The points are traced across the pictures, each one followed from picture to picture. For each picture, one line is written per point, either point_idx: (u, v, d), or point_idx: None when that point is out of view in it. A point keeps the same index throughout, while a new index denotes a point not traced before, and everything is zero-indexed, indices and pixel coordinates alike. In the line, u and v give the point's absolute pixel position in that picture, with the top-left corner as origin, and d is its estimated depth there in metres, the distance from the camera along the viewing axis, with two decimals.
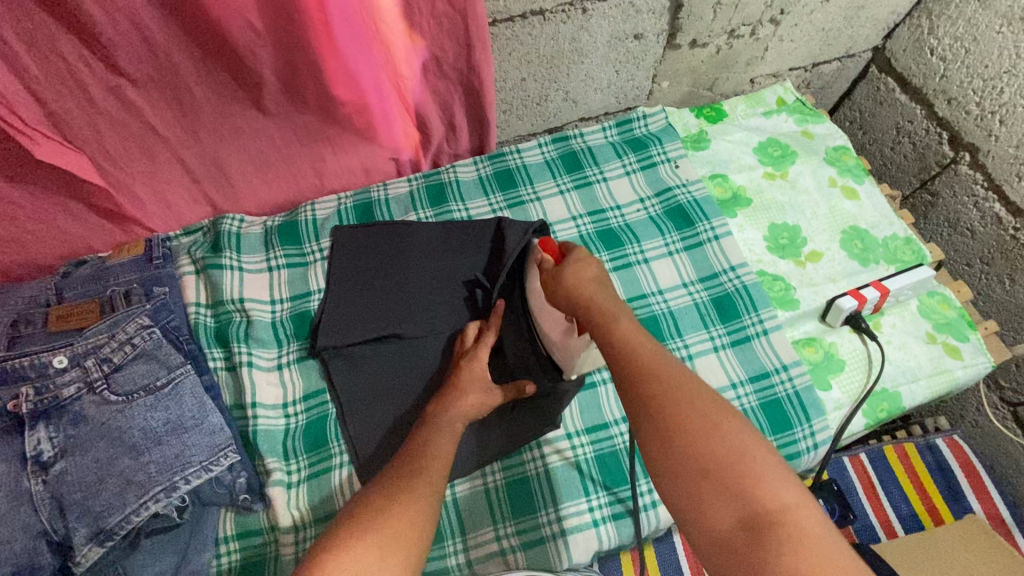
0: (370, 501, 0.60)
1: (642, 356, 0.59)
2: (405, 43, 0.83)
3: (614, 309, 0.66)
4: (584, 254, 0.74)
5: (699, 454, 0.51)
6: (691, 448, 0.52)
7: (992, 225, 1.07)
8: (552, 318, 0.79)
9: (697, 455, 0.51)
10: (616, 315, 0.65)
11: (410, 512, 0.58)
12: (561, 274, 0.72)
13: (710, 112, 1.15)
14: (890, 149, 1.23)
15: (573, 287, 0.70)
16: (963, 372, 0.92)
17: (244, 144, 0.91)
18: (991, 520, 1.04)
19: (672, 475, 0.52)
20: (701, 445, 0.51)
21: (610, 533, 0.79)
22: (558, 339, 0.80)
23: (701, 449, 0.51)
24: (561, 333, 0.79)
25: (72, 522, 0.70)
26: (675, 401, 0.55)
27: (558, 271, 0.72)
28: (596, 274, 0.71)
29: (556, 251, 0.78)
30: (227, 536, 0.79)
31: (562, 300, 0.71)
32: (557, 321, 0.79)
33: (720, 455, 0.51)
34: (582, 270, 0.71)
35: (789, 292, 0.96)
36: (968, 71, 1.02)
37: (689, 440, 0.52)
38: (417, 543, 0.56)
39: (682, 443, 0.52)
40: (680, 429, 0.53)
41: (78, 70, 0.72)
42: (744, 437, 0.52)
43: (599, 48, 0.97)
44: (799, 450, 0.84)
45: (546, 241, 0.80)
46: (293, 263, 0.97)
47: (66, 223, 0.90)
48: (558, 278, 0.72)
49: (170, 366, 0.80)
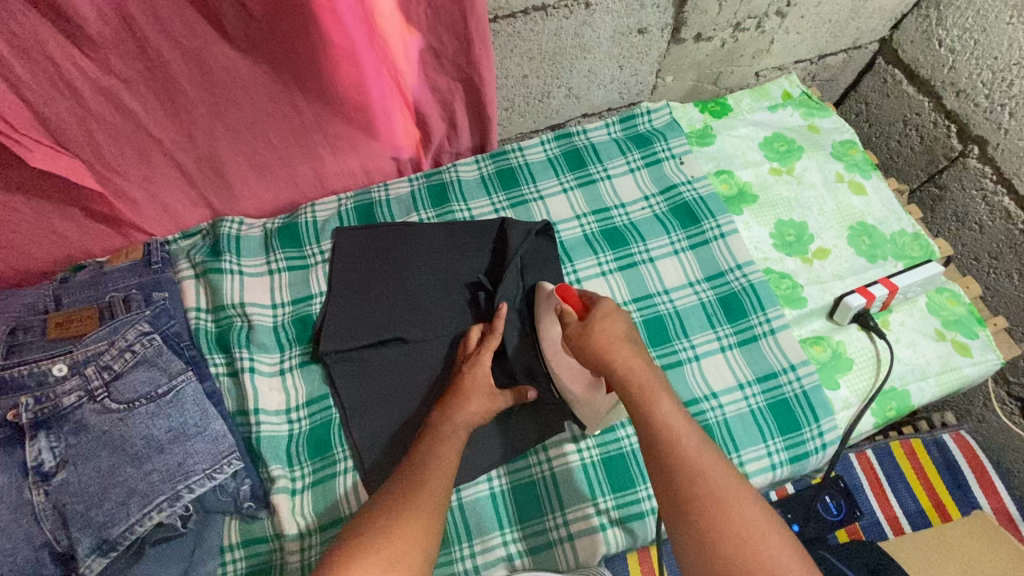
0: (376, 511, 0.59)
1: (685, 452, 0.60)
2: (401, 35, 0.80)
3: (654, 387, 0.66)
4: (610, 309, 0.73)
5: (739, 563, 0.53)
6: (730, 556, 0.53)
7: (1000, 220, 1.05)
8: (571, 368, 0.78)
9: (734, 562, 0.53)
10: (657, 397, 0.65)
11: (418, 525, 0.58)
12: (589, 332, 0.70)
13: (715, 106, 1.13)
14: (897, 141, 1.21)
15: (605, 349, 0.69)
16: (972, 369, 0.91)
17: (242, 145, 0.89)
18: (997, 515, 1.04)
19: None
20: (739, 554, 0.53)
21: (617, 537, 0.78)
22: (581, 393, 0.78)
23: (740, 557, 0.53)
24: (583, 386, 0.77)
25: (75, 533, 0.70)
26: (716, 501, 0.56)
27: (586, 329, 0.71)
28: (625, 331, 0.71)
29: (579, 302, 0.76)
30: (233, 544, 0.78)
31: (590, 361, 0.70)
32: (579, 373, 0.77)
33: (755, 566, 0.53)
34: (613, 327, 0.70)
35: (796, 290, 0.95)
36: (977, 63, 1.01)
37: (727, 547, 0.54)
38: (422, 553, 0.56)
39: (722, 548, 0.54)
40: (720, 534, 0.54)
41: (69, 72, 0.70)
42: (777, 544, 0.54)
43: (603, 43, 0.95)
44: (808, 451, 0.83)
45: (567, 289, 0.78)
46: (294, 266, 0.95)
47: (63, 227, 0.89)
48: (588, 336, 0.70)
49: (171, 373, 0.79)
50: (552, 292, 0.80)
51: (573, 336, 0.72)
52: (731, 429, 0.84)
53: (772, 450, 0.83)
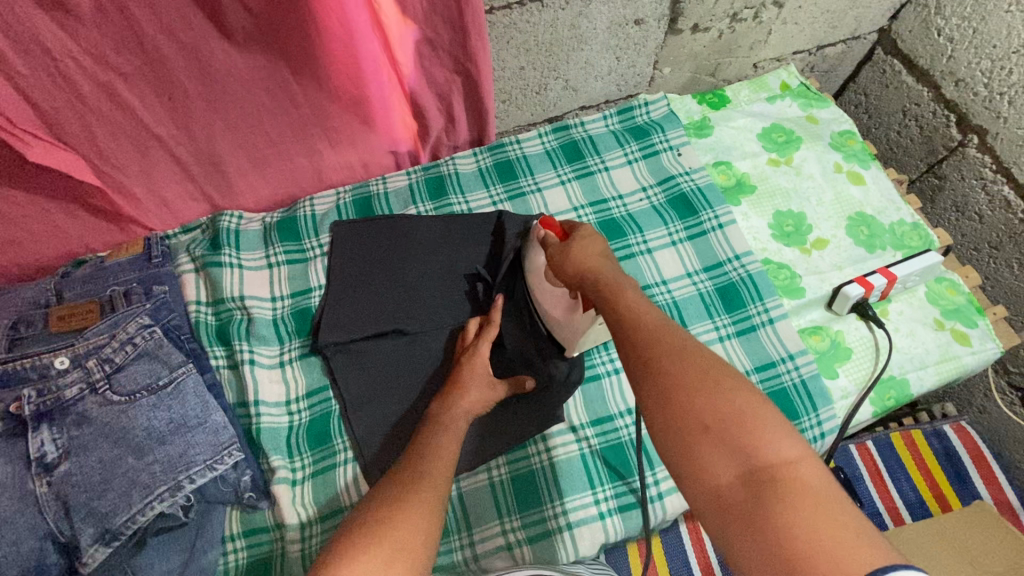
0: (372, 510, 0.58)
1: (644, 324, 0.55)
2: (398, 27, 0.80)
3: (622, 283, 0.62)
4: (590, 232, 0.71)
5: (697, 413, 0.47)
6: (689, 409, 0.48)
7: (1000, 209, 1.05)
8: (554, 296, 0.76)
9: (695, 412, 0.48)
10: (621, 287, 0.61)
11: (419, 521, 0.57)
12: (568, 250, 0.70)
13: (713, 97, 1.13)
14: (896, 133, 1.21)
15: (581, 264, 0.68)
16: (971, 358, 0.91)
17: (240, 140, 0.90)
18: (998, 505, 1.03)
19: (670, 436, 0.48)
20: (699, 405, 0.48)
21: (616, 526, 0.78)
22: (562, 318, 0.76)
23: (701, 406, 0.48)
24: (563, 311, 0.76)
25: (78, 523, 0.70)
26: (677, 360, 0.51)
27: (564, 247, 0.70)
28: (604, 250, 0.69)
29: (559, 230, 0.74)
30: (234, 534, 0.79)
31: (569, 275, 0.69)
32: (561, 300, 0.75)
33: (718, 413, 0.47)
34: (588, 244, 0.69)
35: (794, 280, 0.95)
36: (976, 52, 1.00)
37: (688, 403, 0.48)
38: (422, 550, 0.55)
39: (681, 402, 0.48)
40: (681, 388, 0.49)
41: (66, 67, 0.70)
42: (741, 392, 0.48)
43: (599, 34, 0.95)
44: (806, 439, 0.83)
45: (548, 219, 0.75)
46: (294, 259, 0.96)
47: (64, 223, 0.89)
48: (565, 252, 0.70)
49: (172, 365, 0.79)
50: (538, 226, 0.77)
51: (553, 254, 0.71)
52: None
53: None
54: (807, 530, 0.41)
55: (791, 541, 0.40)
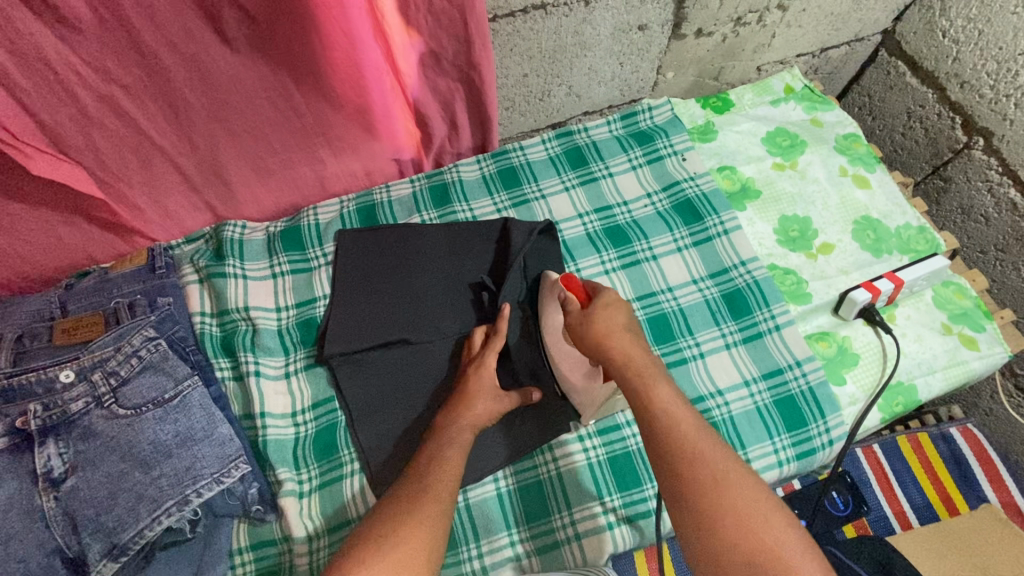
0: (381, 516, 0.59)
1: (684, 436, 0.60)
2: (401, 38, 0.80)
3: (652, 372, 0.67)
4: (613, 300, 0.75)
5: (738, 544, 0.53)
6: (733, 540, 0.53)
7: (1007, 212, 1.04)
8: (571, 356, 0.80)
9: (737, 543, 0.53)
10: (656, 385, 0.66)
11: (425, 530, 0.58)
12: (591, 320, 0.73)
13: (717, 101, 1.13)
14: (900, 134, 1.20)
15: (603, 337, 0.71)
16: (979, 363, 0.91)
17: (242, 149, 0.89)
18: (1006, 508, 1.03)
19: (711, 562, 0.53)
20: (743, 540, 0.53)
21: (625, 536, 0.78)
22: (578, 382, 0.79)
23: (743, 539, 0.53)
24: (582, 375, 0.79)
25: (85, 538, 0.70)
26: (720, 489, 0.56)
27: (587, 316, 0.74)
28: (625, 322, 0.73)
29: (580, 291, 0.78)
30: (242, 547, 0.79)
31: (590, 347, 0.72)
32: (578, 362, 0.80)
33: (760, 546, 0.52)
34: (612, 316, 0.73)
35: (800, 287, 0.95)
36: (981, 54, 1.00)
37: (732, 537, 0.53)
38: (428, 555, 0.56)
39: (726, 534, 0.53)
40: (721, 513, 0.54)
41: (68, 79, 0.70)
42: (777, 525, 0.54)
43: (603, 40, 0.95)
44: (815, 447, 0.83)
45: (570, 278, 0.79)
46: (298, 269, 0.95)
47: (67, 234, 0.89)
48: (587, 322, 0.73)
49: (178, 378, 0.79)
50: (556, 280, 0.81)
51: (574, 322, 0.74)
52: (738, 427, 0.84)
53: (778, 447, 0.83)
54: None
55: None
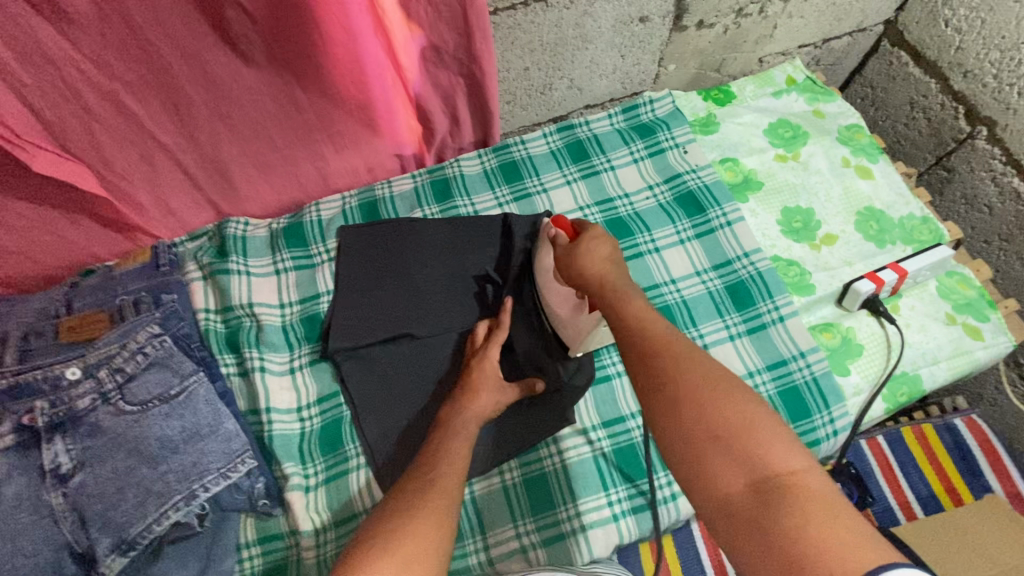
0: (387, 515, 0.58)
1: (654, 337, 0.57)
2: (403, 33, 0.80)
3: (629, 292, 0.64)
4: (600, 232, 0.72)
5: (702, 421, 0.50)
6: (699, 417, 0.50)
7: (1010, 201, 1.04)
8: (560, 293, 0.78)
9: (702, 420, 0.50)
10: (630, 297, 0.63)
11: (432, 525, 0.57)
12: (574, 250, 0.71)
13: (719, 93, 1.13)
14: (903, 125, 1.20)
15: (585, 267, 0.69)
16: (983, 353, 0.90)
17: (245, 145, 0.89)
18: (1011, 498, 1.03)
19: (677, 441, 0.51)
20: (705, 420, 0.50)
21: (630, 527, 0.78)
22: (566, 316, 0.78)
23: (708, 415, 0.50)
24: (569, 309, 0.77)
25: (94, 534, 0.70)
26: (686, 373, 0.53)
27: (571, 247, 0.71)
28: (611, 253, 0.69)
29: (569, 228, 0.76)
30: (249, 541, 0.80)
31: (571, 276, 0.70)
32: (568, 297, 0.77)
33: (725, 421, 0.50)
34: (595, 247, 0.69)
35: (804, 277, 0.94)
36: (985, 43, 0.99)
37: (693, 417, 0.51)
38: (434, 553, 0.55)
39: (691, 414, 0.51)
40: (685, 395, 0.52)
41: (70, 76, 0.70)
42: (746, 402, 0.51)
43: (604, 33, 0.94)
44: (819, 438, 0.83)
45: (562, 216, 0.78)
46: (301, 265, 0.96)
47: (71, 232, 0.89)
48: (570, 254, 0.71)
49: (183, 374, 0.80)
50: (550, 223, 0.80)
51: (559, 254, 0.73)
52: None
53: None
54: (811, 535, 0.43)
55: (796, 542, 0.43)
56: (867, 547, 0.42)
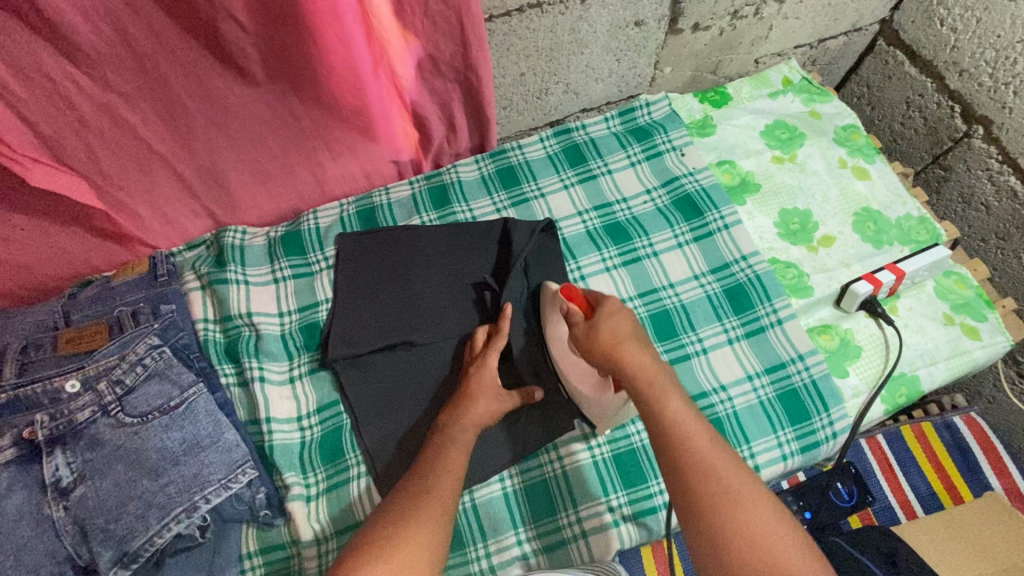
0: (383, 519, 0.60)
1: (699, 455, 0.60)
2: (398, 42, 0.80)
3: (665, 386, 0.65)
4: (617, 307, 0.71)
5: (748, 566, 0.54)
6: (745, 561, 0.54)
7: (1007, 199, 1.04)
8: (578, 367, 0.77)
9: (748, 565, 0.54)
10: (670, 398, 0.64)
11: (427, 529, 0.59)
12: (597, 332, 0.69)
13: (715, 96, 1.13)
14: (900, 124, 1.20)
15: (613, 351, 0.68)
16: (981, 352, 0.91)
17: (241, 154, 0.89)
18: (1010, 495, 1.03)
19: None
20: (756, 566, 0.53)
21: (631, 532, 0.79)
22: (588, 392, 0.76)
23: (755, 561, 0.54)
24: (591, 386, 0.76)
25: (96, 546, 0.70)
26: (730, 512, 0.56)
27: (593, 329, 0.70)
28: (633, 329, 0.70)
29: (583, 301, 0.73)
30: (251, 552, 0.79)
31: (600, 360, 0.69)
32: (587, 372, 0.76)
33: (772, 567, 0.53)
34: (618, 325, 0.69)
35: (802, 280, 0.95)
36: (979, 42, 0.99)
37: (739, 562, 0.54)
38: (431, 555, 0.57)
39: (736, 559, 0.54)
40: (728, 535, 0.55)
41: (65, 88, 0.70)
42: (789, 546, 0.54)
43: (599, 37, 0.94)
44: (819, 440, 0.83)
45: (571, 288, 0.74)
46: (299, 273, 0.96)
47: (69, 243, 0.89)
48: (594, 336, 0.69)
49: (182, 385, 0.79)
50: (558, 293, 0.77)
51: (580, 336, 0.71)
52: (742, 421, 0.84)
53: (782, 441, 0.83)
54: None
55: None
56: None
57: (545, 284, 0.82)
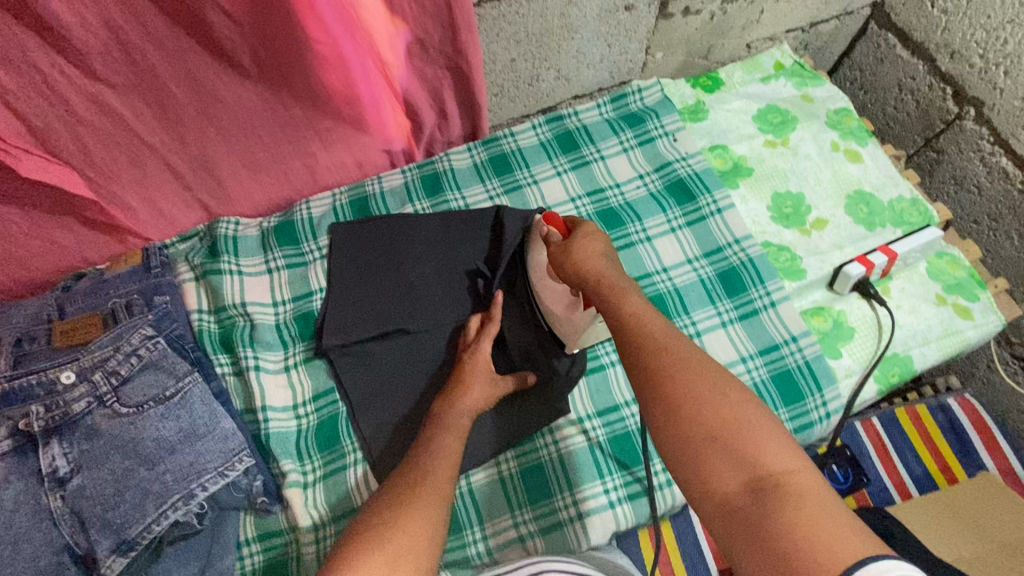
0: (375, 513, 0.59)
1: (649, 332, 0.58)
2: (387, 28, 0.80)
3: (626, 286, 0.65)
4: (593, 229, 0.73)
5: (699, 421, 0.50)
6: (695, 415, 0.51)
7: (999, 180, 1.04)
8: (555, 292, 0.79)
9: (697, 420, 0.50)
10: (628, 293, 0.64)
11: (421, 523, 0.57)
12: (570, 247, 0.72)
13: (707, 80, 1.12)
14: (893, 107, 1.20)
15: (581, 263, 0.70)
16: (974, 332, 0.91)
17: (233, 145, 0.89)
18: (1004, 475, 1.04)
19: (672, 438, 0.51)
20: (701, 419, 0.50)
21: (627, 514, 0.79)
22: (561, 314, 0.79)
23: (704, 414, 0.50)
24: (563, 307, 0.78)
25: (93, 535, 0.71)
26: (681, 373, 0.53)
27: (566, 246, 0.72)
28: (604, 249, 0.71)
29: (562, 225, 0.77)
30: (249, 538, 0.81)
31: (570, 275, 0.71)
32: (563, 296, 0.78)
33: (721, 420, 0.50)
34: (591, 244, 0.71)
35: (795, 262, 0.95)
36: (970, 23, 1.00)
37: (690, 418, 0.51)
38: (427, 551, 0.56)
39: (686, 414, 0.51)
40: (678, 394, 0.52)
41: (54, 79, 0.69)
42: (742, 403, 0.51)
43: (590, 22, 0.94)
44: (812, 420, 0.84)
45: (552, 215, 0.78)
46: (293, 263, 0.96)
47: (61, 236, 0.89)
48: (566, 252, 0.72)
49: (178, 375, 0.79)
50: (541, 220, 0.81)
51: (554, 252, 0.74)
52: None
53: None
54: (803, 531, 0.42)
55: (787, 535, 0.43)
56: (852, 537, 0.41)
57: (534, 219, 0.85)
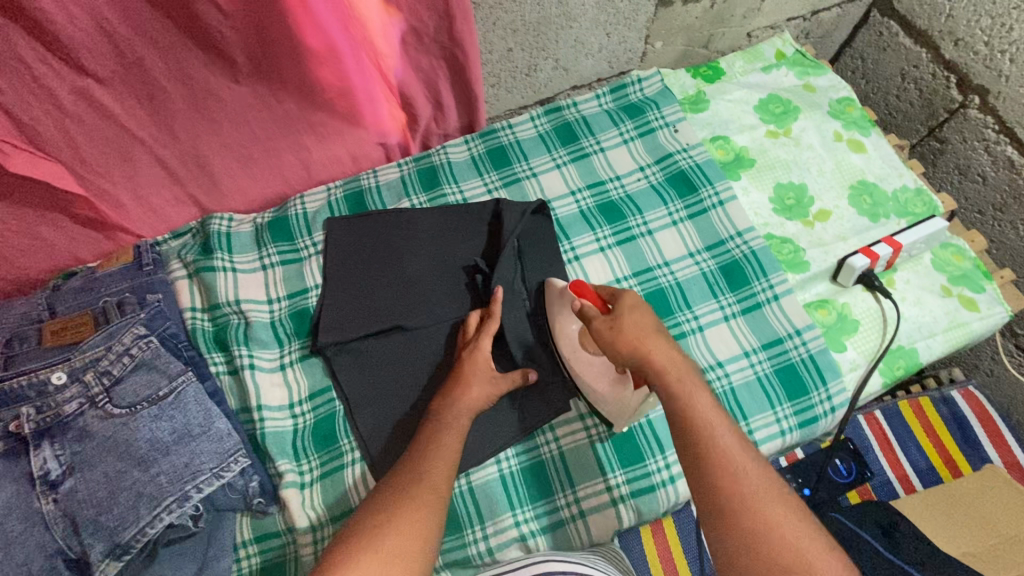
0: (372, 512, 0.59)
1: (718, 447, 0.60)
2: (381, 17, 0.78)
3: (691, 379, 0.65)
4: (635, 300, 0.70)
5: (772, 557, 0.54)
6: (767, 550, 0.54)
7: (1003, 170, 1.03)
8: (594, 366, 0.76)
9: (768, 555, 0.54)
10: (694, 391, 0.64)
11: (417, 522, 0.58)
12: (620, 325, 0.68)
13: (707, 71, 1.10)
14: (895, 97, 1.18)
15: (639, 343, 0.66)
16: (980, 324, 0.90)
17: (225, 139, 0.87)
18: (1009, 468, 1.03)
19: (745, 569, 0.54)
20: (780, 555, 0.54)
21: (629, 511, 0.78)
22: (606, 391, 0.75)
23: (777, 551, 0.54)
24: (609, 383, 0.75)
25: (87, 538, 0.69)
26: (748, 501, 0.57)
27: (615, 322, 0.68)
28: (655, 324, 0.69)
29: (595, 296, 0.72)
30: (246, 540, 0.80)
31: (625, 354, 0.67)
32: (603, 370, 0.75)
33: (795, 557, 0.54)
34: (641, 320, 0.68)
35: (798, 255, 0.93)
36: (975, 9, 0.98)
37: (763, 552, 0.54)
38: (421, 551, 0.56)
39: (759, 549, 0.54)
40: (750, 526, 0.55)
41: (40, 73, 0.67)
42: (807, 536, 0.55)
43: (588, 11, 0.92)
44: (817, 415, 0.83)
45: (580, 284, 0.73)
46: (288, 260, 0.94)
47: (51, 234, 0.87)
48: (618, 329, 0.67)
49: (171, 374, 0.78)
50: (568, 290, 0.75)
51: (601, 330, 0.68)
52: (739, 398, 0.83)
53: (780, 417, 0.82)
54: None
55: None
56: None
57: (549, 282, 0.82)
